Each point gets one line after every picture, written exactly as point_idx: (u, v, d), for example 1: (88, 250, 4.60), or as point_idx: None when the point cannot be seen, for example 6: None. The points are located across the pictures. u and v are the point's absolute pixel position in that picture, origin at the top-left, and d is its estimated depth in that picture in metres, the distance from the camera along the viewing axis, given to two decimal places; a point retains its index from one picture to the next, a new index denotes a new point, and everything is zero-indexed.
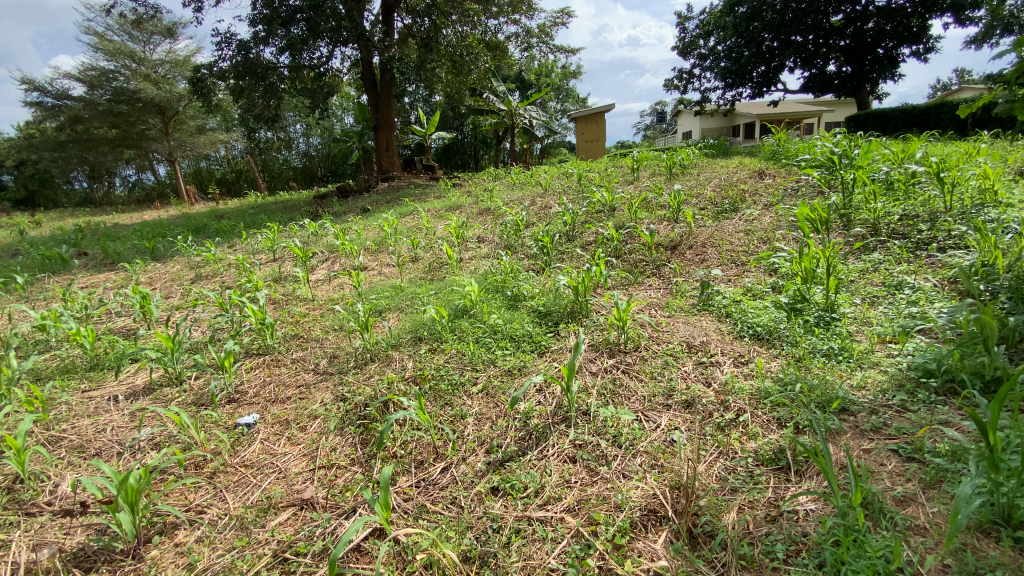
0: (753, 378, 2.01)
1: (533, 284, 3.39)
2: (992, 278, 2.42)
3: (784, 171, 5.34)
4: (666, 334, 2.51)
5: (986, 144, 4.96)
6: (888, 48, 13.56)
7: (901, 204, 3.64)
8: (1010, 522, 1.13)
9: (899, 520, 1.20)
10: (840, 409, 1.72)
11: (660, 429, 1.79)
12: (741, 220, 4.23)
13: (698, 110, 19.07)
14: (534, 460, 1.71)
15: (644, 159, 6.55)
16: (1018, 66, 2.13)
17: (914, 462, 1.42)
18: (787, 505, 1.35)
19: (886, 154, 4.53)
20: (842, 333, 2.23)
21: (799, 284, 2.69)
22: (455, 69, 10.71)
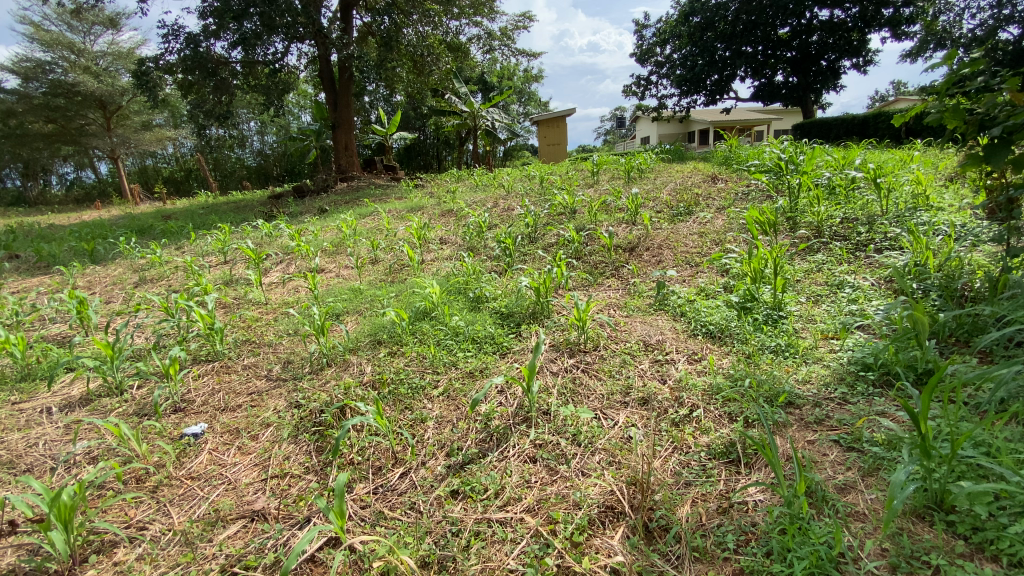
0: (706, 374, 2.07)
1: (495, 286, 3.39)
2: (923, 277, 2.58)
3: (735, 175, 5.55)
4: (624, 334, 2.56)
5: (919, 153, 5.31)
6: (831, 60, 14.36)
7: (842, 208, 3.84)
8: (942, 506, 1.20)
9: (841, 507, 1.26)
10: (786, 403, 1.79)
11: (618, 426, 1.82)
12: (696, 222, 4.37)
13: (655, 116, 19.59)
14: (494, 461, 1.70)
15: (605, 163, 6.67)
16: (946, 79, 2.29)
17: (854, 451, 1.49)
18: (737, 496, 1.40)
19: (829, 160, 4.78)
20: (788, 331, 2.34)
21: (749, 284, 2.80)
22: (416, 69, 10.60)
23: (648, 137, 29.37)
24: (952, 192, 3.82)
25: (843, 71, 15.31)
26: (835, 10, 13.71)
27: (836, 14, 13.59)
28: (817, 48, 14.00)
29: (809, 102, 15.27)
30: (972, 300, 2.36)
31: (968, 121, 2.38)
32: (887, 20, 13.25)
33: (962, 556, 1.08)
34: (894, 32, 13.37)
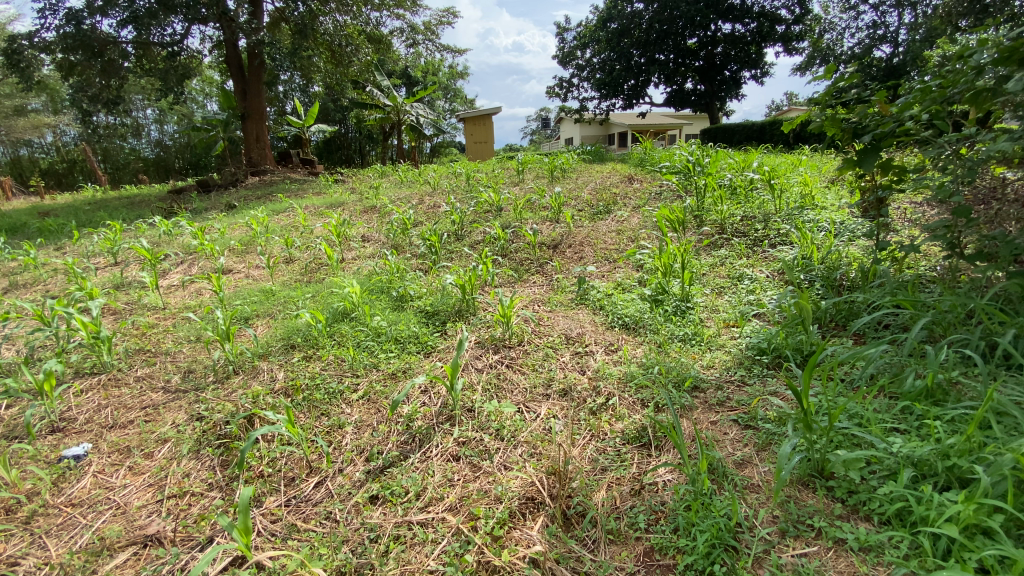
0: (621, 364, 2.17)
1: (419, 284, 3.32)
2: (809, 269, 2.87)
3: (649, 176, 5.85)
4: (546, 328, 2.61)
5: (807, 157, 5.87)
6: (733, 71, 15.49)
7: (742, 207, 4.16)
8: (822, 473, 1.33)
9: (738, 481, 1.37)
10: (692, 387, 1.92)
11: (539, 419, 1.85)
12: (614, 220, 4.55)
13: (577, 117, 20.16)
14: (415, 462, 1.67)
15: (530, 161, 6.77)
16: (827, 90, 2.55)
17: (750, 429, 1.63)
18: (648, 477, 1.47)
19: (731, 163, 5.17)
20: (695, 320, 2.50)
21: (660, 278, 2.97)
22: (335, 60, 10.15)
23: (570, 137, 30.17)
24: (833, 192, 4.26)
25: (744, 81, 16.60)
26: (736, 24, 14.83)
27: (737, 28, 14.68)
28: (721, 58, 15.08)
29: (715, 109, 16.35)
30: (849, 289, 2.65)
31: (844, 129, 2.66)
32: (781, 36, 14.56)
33: (839, 518, 1.21)
34: (786, 47, 14.68)
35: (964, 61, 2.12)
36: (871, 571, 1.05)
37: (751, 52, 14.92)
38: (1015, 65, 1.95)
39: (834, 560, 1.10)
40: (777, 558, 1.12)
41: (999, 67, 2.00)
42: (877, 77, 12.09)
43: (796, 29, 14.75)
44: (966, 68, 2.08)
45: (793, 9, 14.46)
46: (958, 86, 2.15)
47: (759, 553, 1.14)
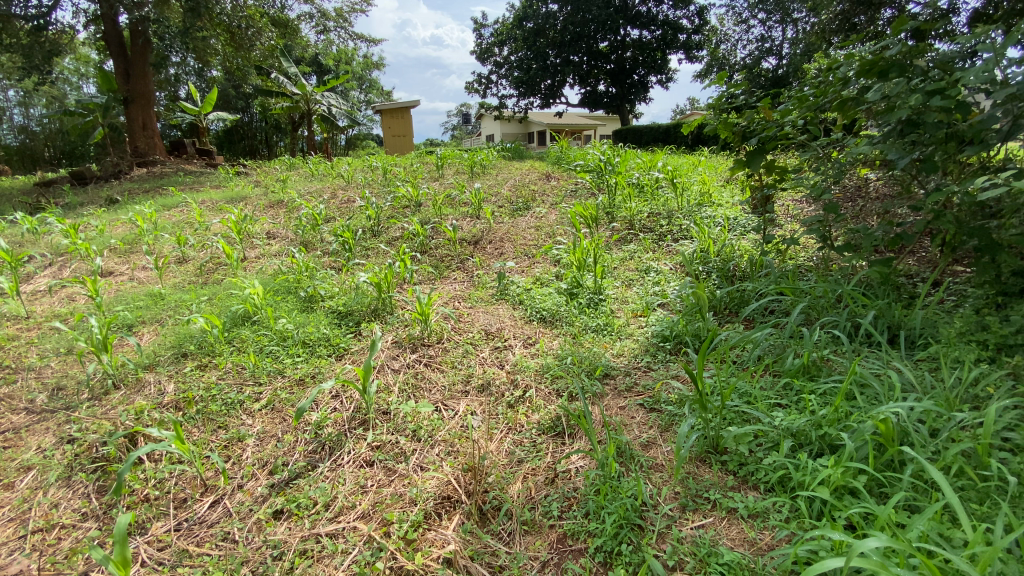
0: (539, 356, 2.21)
1: (331, 283, 3.16)
2: (706, 261, 3.09)
3: (565, 174, 6.02)
4: (466, 324, 2.60)
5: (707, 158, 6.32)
6: (641, 75, 16.29)
7: (649, 204, 4.40)
8: (717, 449, 1.44)
9: (644, 462, 1.45)
10: (603, 375, 2.00)
11: (458, 416, 1.84)
12: (532, 217, 4.62)
13: (495, 113, 20.22)
14: (325, 471, 1.59)
15: (448, 157, 6.68)
16: (720, 95, 2.76)
17: (655, 412, 1.73)
18: (561, 465, 1.51)
19: (639, 162, 5.45)
20: (606, 312, 2.61)
21: (575, 272, 3.06)
22: (234, 43, 9.40)
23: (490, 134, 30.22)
24: (728, 190, 4.62)
25: (652, 85, 17.50)
26: (643, 31, 15.62)
27: (644, 34, 15.46)
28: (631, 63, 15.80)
29: (626, 111, 17.08)
30: (740, 278, 2.89)
31: (735, 132, 2.90)
32: (683, 44, 15.52)
33: (731, 488, 1.31)
34: (688, 55, 15.68)
35: (833, 73, 2.39)
36: (758, 535, 1.15)
37: (657, 58, 15.76)
38: (873, 78, 2.22)
39: (727, 529, 1.19)
40: (677, 532, 1.19)
41: (861, 80, 2.26)
42: (766, 87, 13.25)
43: (696, 38, 15.80)
44: (835, 79, 2.35)
45: (693, 19, 15.48)
46: (828, 96, 2.42)
47: (662, 529, 1.21)
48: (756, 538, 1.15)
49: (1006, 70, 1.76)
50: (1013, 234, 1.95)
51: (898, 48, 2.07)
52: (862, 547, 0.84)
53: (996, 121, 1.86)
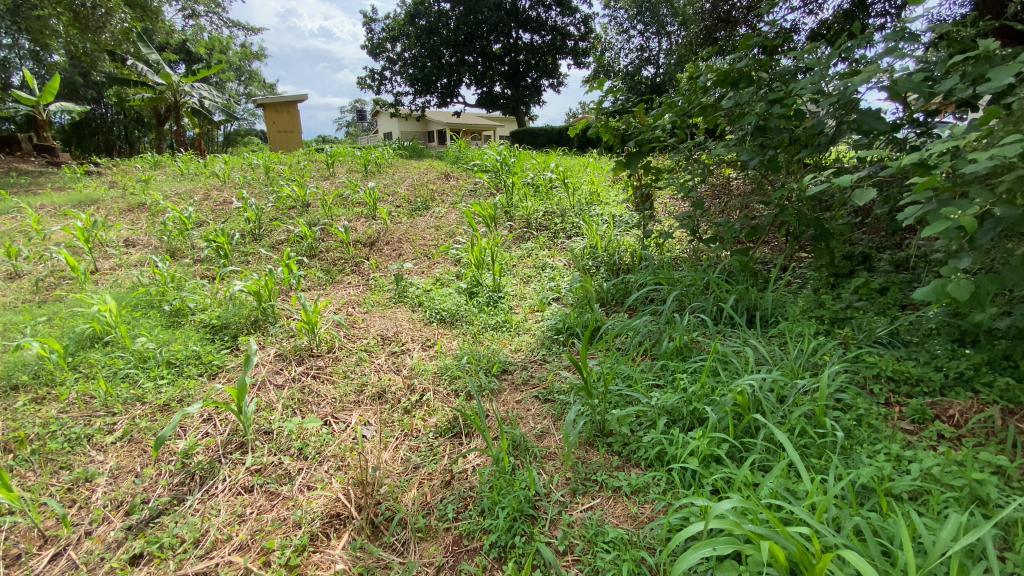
0: (436, 358, 2.17)
1: (202, 294, 2.85)
2: (595, 255, 3.25)
3: (463, 173, 6.00)
4: (360, 331, 2.49)
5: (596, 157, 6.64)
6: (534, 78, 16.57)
7: (543, 202, 4.53)
8: (603, 432, 1.52)
9: (537, 452, 1.48)
10: (500, 371, 2.02)
11: (350, 428, 1.75)
12: (432, 216, 4.55)
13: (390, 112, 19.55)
14: (194, 504, 1.43)
15: (339, 154, 6.35)
16: (600, 98, 2.91)
17: (548, 402, 1.78)
18: (458, 466, 1.50)
19: (534, 162, 5.59)
20: (505, 309, 2.64)
21: (473, 272, 3.05)
22: (76, 23, 8.15)
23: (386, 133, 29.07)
24: (615, 189, 4.91)
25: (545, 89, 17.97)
26: (534, 35, 15.99)
27: (535, 38, 15.86)
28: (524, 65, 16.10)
29: (522, 112, 17.36)
30: (624, 270, 3.09)
31: (615, 134, 3.08)
32: (571, 50, 16.15)
33: (617, 468, 1.39)
34: (576, 60, 16.41)
35: (695, 82, 2.63)
36: (639, 510, 1.23)
37: (548, 62, 16.21)
38: (727, 87, 2.48)
39: (613, 508, 1.26)
40: (568, 517, 1.23)
41: (718, 88, 2.52)
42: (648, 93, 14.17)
43: (583, 45, 16.53)
44: (697, 87, 2.59)
45: (579, 26, 16.22)
46: (692, 102, 2.66)
47: (554, 516, 1.25)
48: (637, 513, 1.22)
49: (829, 83, 2.05)
50: (839, 224, 2.29)
51: (746, 62, 2.34)
52: (718, 509, 0.93)
53: (823, 128, 2.17)
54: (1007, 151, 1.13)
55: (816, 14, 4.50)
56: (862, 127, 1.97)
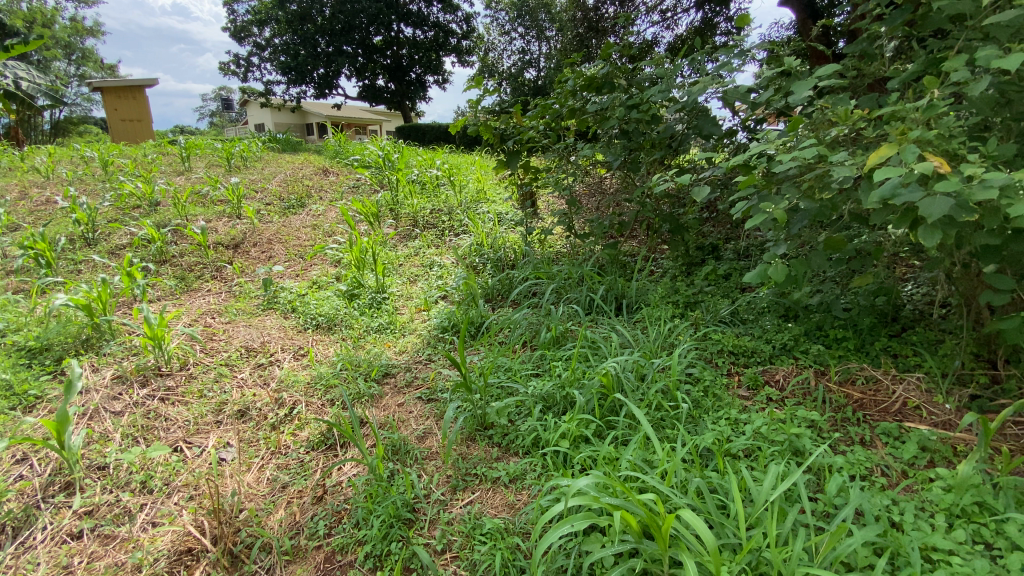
0: (310, 367, 2.03)
1: (16, 312, 2.38)
2: (480, 251, 3.27)
3: (343, 169, 5.69)
4: (220, 345, 2.25)
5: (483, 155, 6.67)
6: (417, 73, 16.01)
7: (430, 200, 4.45)
8: (483, 425, 1.54)
9: (417, 454, 1.46)
10: (381, 375, 1.95)
11: (207, 452, 1.58)
12: (308, 215, 4.26)
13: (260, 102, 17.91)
14: (3, 562, 1.19)
15: (195, 147, 5.67)
16: (477, 97, 2.93)
17: (431, 402, 1.75)
18: (330, 479, 1.42)
19: (419, 158, 5.48)
20: (388, 310, 2.56)
21: (353, 272, 2.91)
22: None
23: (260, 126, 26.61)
24: (499, 187, 4.97)
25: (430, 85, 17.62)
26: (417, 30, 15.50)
27: (417, 33, 15.48)
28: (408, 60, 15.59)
29: (408, 108, 16.82)
30: (508, 265, 3.15)
31: (493, 133, 3.12)
32: (454, 48, 16.02)
33: (498, 459, 1.42)
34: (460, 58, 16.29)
35: (564, 85, 2.76)
36: (516, 497, 1.27)
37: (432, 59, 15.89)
38: (593, 91, 2.64)
39: (491, 499, 1.28)
40: (446, 516, 1.23)
41: (584, 92, 2.68)
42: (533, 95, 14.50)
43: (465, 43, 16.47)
44: (566, 90, 2.72)
45: (461, 24, 16.11)
46: (563, 104, 2.80)
47: (433, 516, 1.24)
48: (514, 500, 1.26)
49: (676, 91, 2.27)
50: (690, 219, 2.55)
51: (608, 69, 2.51)
52: (577, 487, 1.00)
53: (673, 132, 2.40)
54: (806, 155, 1.34)
55: (672, 29, 4.94)
56: (702, 133, 2.27)
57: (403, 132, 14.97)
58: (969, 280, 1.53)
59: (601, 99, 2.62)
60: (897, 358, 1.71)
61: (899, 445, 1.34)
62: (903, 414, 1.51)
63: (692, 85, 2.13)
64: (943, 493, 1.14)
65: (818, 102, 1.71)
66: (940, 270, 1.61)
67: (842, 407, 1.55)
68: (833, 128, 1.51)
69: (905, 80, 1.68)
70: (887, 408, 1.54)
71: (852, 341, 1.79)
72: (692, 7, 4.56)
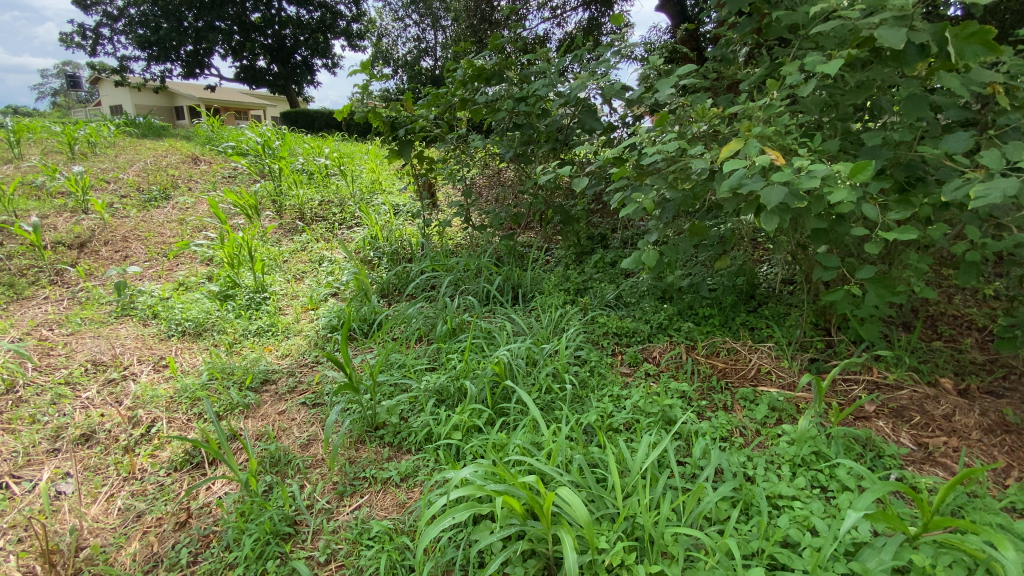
0: (174, 379, 1.82)
1: None
2: (375, 244, 3.13)
3: (218, 157, 5.15)
4: (59, 361, 1.94)
5: (377, 144, 6.38)
6: (304, 56, 14.80)
7: (318, 190, 4.17)
8: (373, 426, 1.48)
9: (300, 463, 1.38)
10: (259, 382, 1.80)
11: (39, 486, 1.36)
12: (174, 208, 3.80)
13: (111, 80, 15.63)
14: None
15: (25, 130, 4.81)
16: (364, 82, 2.79)
17: (318, 406, 1.66)
18: (197, 502, 1.29)
19: (306, 146, 5.11)
20: (269, 312, 2.36)
21: (227, 271, 2.64)
22: None
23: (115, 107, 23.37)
24: (394, 177, 4.80)
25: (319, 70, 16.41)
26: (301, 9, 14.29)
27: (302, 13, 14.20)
28: (292, 41, 14.26)
29: (294, 93, 15.55)
30: (404, 259, 3.06)
31: (383, 121, 2.99)
32: (343, 31, 15.06)
33: (389, 459, 1.38)
34: (350, 42, 15.33)
35: (454, 75, 2.72)
36: (407, 496, 1.24)
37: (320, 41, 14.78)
38: (482, 82, 2.64)
39: (381, 501, 1.24)
40: (331, 525, 1.18)
41: (474, 83, 2.67)
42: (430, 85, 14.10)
43: (355, 27, 15.56)
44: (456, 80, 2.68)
45: (349, 6, 15.18)
46: (453, 94, 2.78)
47: (317, 527, 1.18)
48: (405, 499, 1.24)
49: (561, 86, 2.34)
50: (579, 210, 2.66)
51: (496, 60, 2.52)
52: (460, 478, 1.00)
53: (560, 124, 2.48)
54: (668, 148, 1.45)
55: (563, 26, 5.06)
56: (585, 127, 2.38)
57: (288, 118, 13.90)
58: (807, 259, 1.76)
59: (490, 91, 2.63)
60: (753, 331, 1.92)
61: (754, 407, 1.52)
62: (758, 379, 1.71)
63: (573, 81, 2.22)
64: (788, 447, 1.31)
65: (682, 99, 1.86)
66: (785, 251, 1.83)
67: (708, 377, 1.71)
68: (694, 125, 1.65)
69: (755, 83, 1.87)
70: (745, 375, 1.73)
71: (717, 317, 1.98)
72: (579, 6, 4.73)
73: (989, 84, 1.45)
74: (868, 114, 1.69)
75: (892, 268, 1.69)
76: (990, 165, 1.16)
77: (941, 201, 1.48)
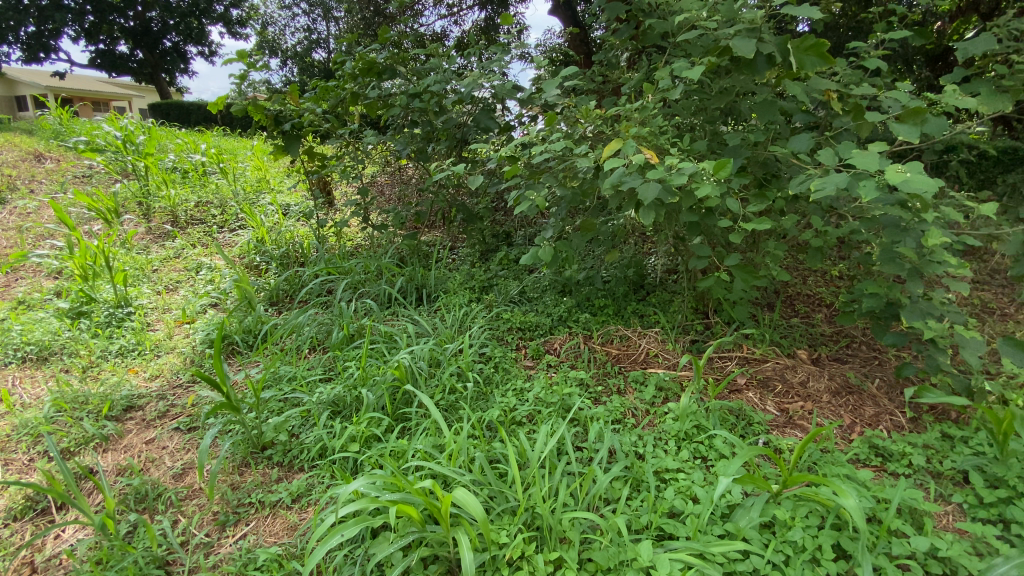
0: (11, 414, 1.55)
1: None
2: (262, 248, 2.90)
3: (67, 154, 4.46)
4: None
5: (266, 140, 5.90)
6: (173, 42, 13.26)
7: (194, 190, 3.77)
8: (259, 446, 1.37)
9: (173, 495, 1.25)
10: (123, 409, 1.59)
11: None
12: (9, 214, 3.24)
13: None
14: None
15: None
16: (242, 73, 2.55)
17: (194, 430, 1.50)
18: (42, 554, 1.12)
19: (178, 142, 4.59)
20: (134, 329, 2.09)
21: (80, 285, 2.30)
22: None
23: None
24: (284, 175, 4.47)
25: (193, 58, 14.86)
26: None
27: None
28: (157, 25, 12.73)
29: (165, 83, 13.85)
30: (296, 263, 2.86)
31: (266, 115, 2.74)
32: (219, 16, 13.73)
33: (278, 480, 1.29)
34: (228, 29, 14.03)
35: (343, 68, 2.58)
36: (298, 517, 1.17)
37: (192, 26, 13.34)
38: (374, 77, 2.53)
39: (269, 527, 1.16)
40: (210, 560, 1.08)
41: (365, 77, 2.55)
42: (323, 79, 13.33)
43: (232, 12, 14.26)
44: (346, 73, 2.55)
45: None
46: (343, 88, 2.64)
47: (193, 564, 1.08)
48: (296, 521, 1.16)
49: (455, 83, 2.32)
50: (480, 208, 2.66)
51: (387, 55, 2.43)
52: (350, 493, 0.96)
53: (456, 121, 2.45)
54: (554, 147, 1.50)
55: (461, 23, 5.01)
56: (480, 126, 2.39)
57: (157, 111, 12.41)
58: (685, 249, 1.91)
59: (383, 86, 2.53)
60: (642, 318, 2.05)
61: (643, 389, 1.62)
62: (646, 362, 1.83)
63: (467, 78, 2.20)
64: (673, 423, 1.41)
65: (567, 99, 1.91)
66: (667, 243, 1.98)
67: (603, 364, 1.80)
68: (580, 125, 1.72)
69: (636, 85, 1.99)
70: (634, 360, 1.85)
71: (610, 307, 2.09)
72: (476, 4, 4.70)
73: (824, 91, 1.67)
74: (730, 116, 1.87)
75: (755, 255, 1.89)
76: (826, 162, 1.33)
77: (790, 194, 1.68)
